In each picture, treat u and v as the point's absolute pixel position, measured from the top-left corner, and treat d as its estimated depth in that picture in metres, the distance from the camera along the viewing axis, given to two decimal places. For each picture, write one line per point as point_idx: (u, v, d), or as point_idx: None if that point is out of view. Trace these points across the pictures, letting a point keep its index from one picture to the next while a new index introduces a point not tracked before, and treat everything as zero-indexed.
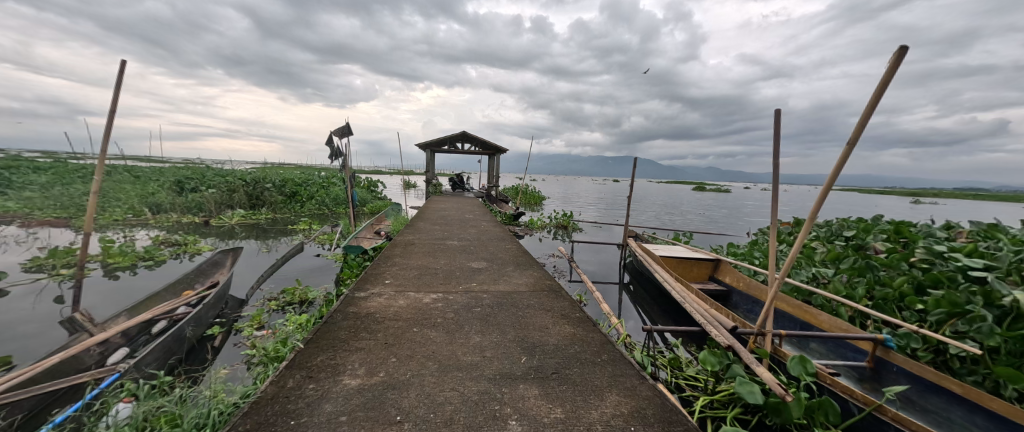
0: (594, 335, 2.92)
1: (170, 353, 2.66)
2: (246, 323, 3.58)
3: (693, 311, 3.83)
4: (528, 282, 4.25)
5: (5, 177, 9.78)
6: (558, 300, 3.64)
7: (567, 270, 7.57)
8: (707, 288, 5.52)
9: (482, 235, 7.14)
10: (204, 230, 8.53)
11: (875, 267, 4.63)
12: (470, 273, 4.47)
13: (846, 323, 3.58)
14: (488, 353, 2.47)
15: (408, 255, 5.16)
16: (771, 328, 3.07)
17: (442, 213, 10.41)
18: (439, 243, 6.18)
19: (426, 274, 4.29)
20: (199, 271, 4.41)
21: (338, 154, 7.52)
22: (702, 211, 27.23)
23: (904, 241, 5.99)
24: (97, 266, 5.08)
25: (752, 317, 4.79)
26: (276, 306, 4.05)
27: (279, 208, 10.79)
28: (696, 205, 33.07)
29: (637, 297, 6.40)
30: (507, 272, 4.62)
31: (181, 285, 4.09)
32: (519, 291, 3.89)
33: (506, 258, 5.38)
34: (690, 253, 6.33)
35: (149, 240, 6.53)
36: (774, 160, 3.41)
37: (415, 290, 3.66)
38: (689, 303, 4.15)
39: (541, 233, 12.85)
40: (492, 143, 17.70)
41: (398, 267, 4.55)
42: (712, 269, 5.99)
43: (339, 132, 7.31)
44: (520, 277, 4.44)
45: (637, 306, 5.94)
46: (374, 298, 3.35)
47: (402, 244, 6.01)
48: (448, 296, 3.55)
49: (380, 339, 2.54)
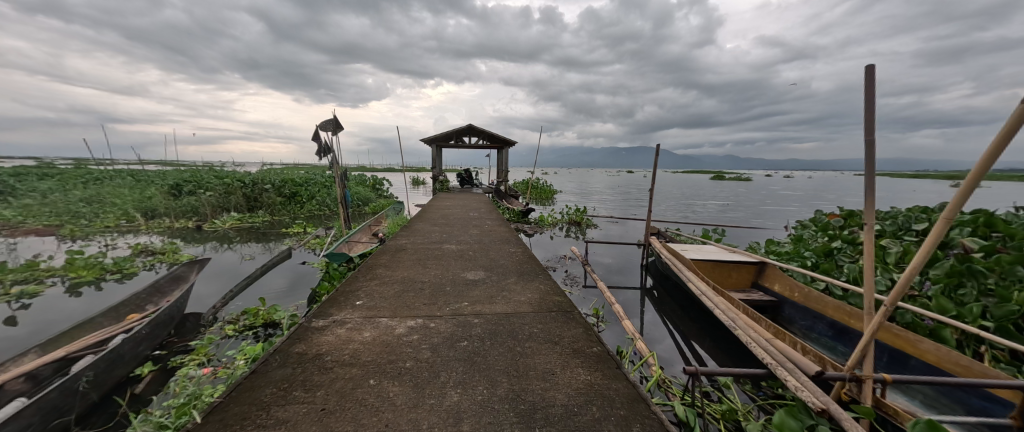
0: (618, 386, 2.10)
1: (56, 413, 2.03)
2: (187, 357, 2.96)
3: (748, 339, 2.94)
4: (532, 298, 3.47)
5: (10, 184, 9.73)
6: (569, 328, 2.83)
7: (581, 273, 6.67)
8: (752, 297, 4.55)
9: (484, 237, 6.33)
10: (195, 235, 8.14)
11: (981, 273, 3.56)
12: (461, 288, 3.71)
13: (966, 359, 2.60)
14: (464, 427, 1.70)
15: (395, 264, 4.44)
16: (874, 374, 2.17)
17: (445, 212, 9.72)
18: (434, 248, 5.43)
19: (408, 290, 3.57)
20: (155, 288, 3.86)
21: (326, 150, 6.87)
22: (726, 202, 25.55)
23: (1001, 237, 4.83)
24: (60, 281, 4.64)
25: (815, 337, 3.85)
26: (234, 331, 3.44)
27: (277, 210, 10.37)
28: (718, 195, 31.31)
29: (664, 306, 5.49)
30: (508, 286, 3.82)
31: (128, 307, 3.51)
32: (520, 313, 3.11)
33: (508, 266, 4.58)
34: (728, 254, 5.31)
35: (127, 250, 6.08)
36: (869, 133, 2.45)
37: (389, 315, 2.93)
38: (741, 325, 3.25)
39: (552, 230, 11.97)
40: (499, 135, 16.83)
41: (377, 281, 3.82)
42: (757, 274, 4.98)
43: (325, 126, 6.66)
44: (523, 291, 3.66)
45: (666, 319, 5.05)
46: (334, 329, 2.63)
47: (392, 250, 5.27)
48: (428, 323, 2.82)
49: (317, 402, 1.81)
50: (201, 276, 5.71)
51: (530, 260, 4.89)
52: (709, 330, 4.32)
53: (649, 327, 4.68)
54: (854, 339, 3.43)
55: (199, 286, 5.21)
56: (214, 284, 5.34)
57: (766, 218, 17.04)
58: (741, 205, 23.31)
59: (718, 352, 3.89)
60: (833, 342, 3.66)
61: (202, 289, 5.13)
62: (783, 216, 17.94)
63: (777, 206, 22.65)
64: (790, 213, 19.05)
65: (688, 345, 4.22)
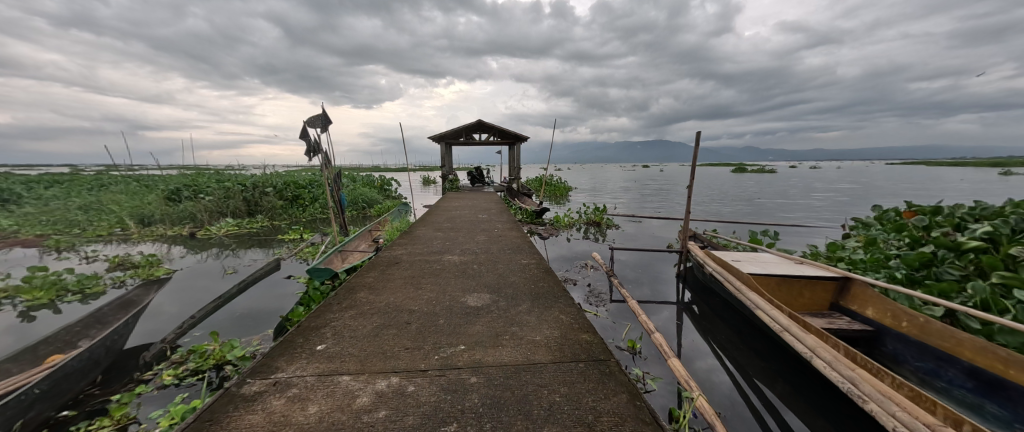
0: None
1: None
2: (94, 423, 2.22)
3: (895, 419, 1.86)
4: (552, 338, 2.62)
5: (16, 191, 9.64)
6: (606, 396, 1.93)
7: (606, 286, 5.66)
8: (837, 324, 3.50)
9: (492, 246, 5.47)
10: (186, 243, 7.68)
11: None
12: (456, 321, 2.86)
13: None
14: None
15: (382, 284, 3.68)
16: None
17: (451, 214, 8.94)
18: (433, 261, 4.61)
19: (388, 326, 2.74)
20: (92, 317, 3.21)
21: (315, 149, 6.16)
22: (756, 196, 23.74)
23: None
24: (11, 305, 4.10)
25: (941, 388, 2.78)
26: (173, 380, 2.70)
27: (277, 215, 9.89)
28: (744, 189, 29.29)
29: (707, 327, 4.44)
30: (519, 317, 2.95)
31: (51, 346, 2.85)
32: (535, 366, 2.24)
33: (518, 286, 3.70)
34: (796, 267, 4.21)
35: (103, 264, 5.55)
36: None
37: (354, 372, 2.11)
38: (861, 386, 2.18)
39: (569, 231, 11.00)
40: (510, 130, 15.89)
41: (355, 311, 3.01)
42: (837, 294, 3.90)
43: (312, 122, 5.96)
44: (540, 327, 2.78)
45: (714, 345, 4.02)
46: (268, 400, 1.83)
47: (383, 264, 4.47)
48: (407, 387, 1.99)
49: None
50: (173, 291, 5.01)
51: (546, 277, 3.99)
52: (781, 370, 3.29)
53: (696, 358, 3.67)
54: (1016, 398, 2.34)
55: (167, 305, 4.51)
56: (180, 303, 4.60)
57: (807, 214, 15.40)
58: (774, 200, 21.51)
59: (802, 405, 2.86)
60: (975, 398, 2.59)
61: (168, 308, 4.41)
62: (826, 211, 16.22)
63: (815, 200, 20.75)
64: (833, 209, 17.26)
65: (752, 387, 3.20)
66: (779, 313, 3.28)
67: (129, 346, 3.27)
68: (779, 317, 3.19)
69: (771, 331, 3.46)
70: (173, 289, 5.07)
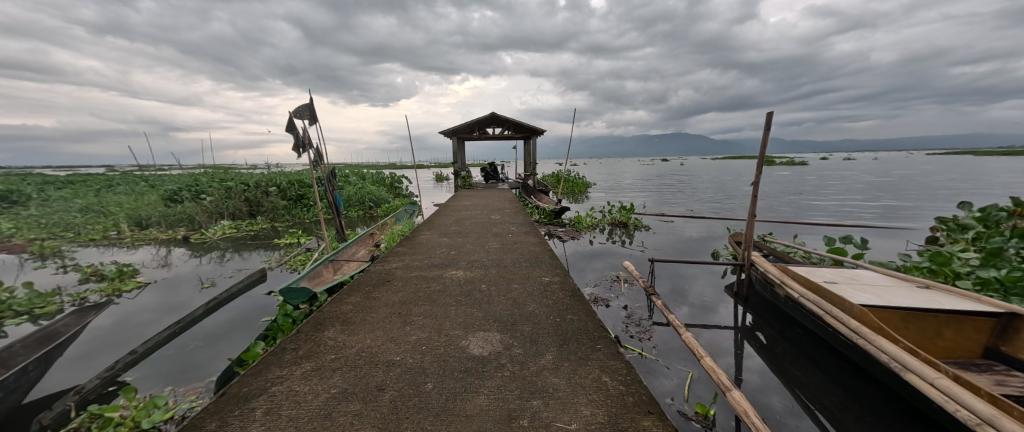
0: None
1: None
2: None
3: None
4: (596, 427, 1.65)
5: (25, 192, 9.49)
6: None
7: (645, 310, 4.57)
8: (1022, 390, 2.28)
9: (506, 257, 4.54)
10: (179, 247, 7.19)
11: None
12: (448, 390, 1.91)
13: None
14: None
15: (361, 317, 2.80)
16: None
17: (461, 215, 8.10)
18: (433, 279, 3.74)
19: (352, 395, 1.86)
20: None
21: (303, 144, 5.40)
22: (798, 191, 21.51)
23: None
24: None
25: None
26: None
27: (279, 215, 9.39)
28: (782, 184, 26.75)
29: (792, 374, 3.13)
30: (539, 383, 1.99)
31: None
32: None
33: (538, 321, 2.76)
34: (926, 296, 3.03)
35: (74, 275, 5.01)
36: None
37: None
38: None
39: (591, 233, 9.92)
40: (526, 124, 14.84)
41: (309, 367, 2.12)
42: (996, 335, 2.72)
43: (298, 113, 5.20)
44: (573, 405, 1.80)
45: (812, 405, 2.71)
46: None
47: (371, 284, 3.62)
48: None
49: None
50: (124, 309, 4.20)
51: (576, 307, 3.01)
52: None
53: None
54: None
55: (146, 318, 4.06)
56: (178, 305, 4.37)
57: (867, 212, 13.43)
58: (820, 194, 19.31)
59: None
60: None
61: (154, 317, 4.06)
62: (890, 208, 14.15)
63: (871, 196, 18.41)
64: (895, 206, 15.10)
65: None
66: (960, 387, 1.89)
67: (28, 400, 2.50)
68: (969, 398, 1.78)
69: (927, 400, 2.16)
70: (123, 308, 4.26)
